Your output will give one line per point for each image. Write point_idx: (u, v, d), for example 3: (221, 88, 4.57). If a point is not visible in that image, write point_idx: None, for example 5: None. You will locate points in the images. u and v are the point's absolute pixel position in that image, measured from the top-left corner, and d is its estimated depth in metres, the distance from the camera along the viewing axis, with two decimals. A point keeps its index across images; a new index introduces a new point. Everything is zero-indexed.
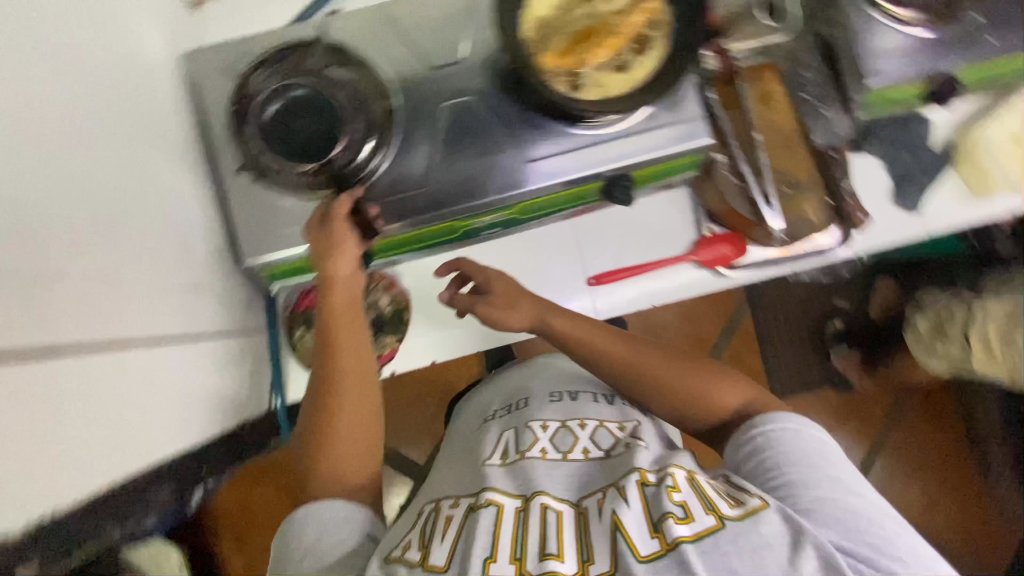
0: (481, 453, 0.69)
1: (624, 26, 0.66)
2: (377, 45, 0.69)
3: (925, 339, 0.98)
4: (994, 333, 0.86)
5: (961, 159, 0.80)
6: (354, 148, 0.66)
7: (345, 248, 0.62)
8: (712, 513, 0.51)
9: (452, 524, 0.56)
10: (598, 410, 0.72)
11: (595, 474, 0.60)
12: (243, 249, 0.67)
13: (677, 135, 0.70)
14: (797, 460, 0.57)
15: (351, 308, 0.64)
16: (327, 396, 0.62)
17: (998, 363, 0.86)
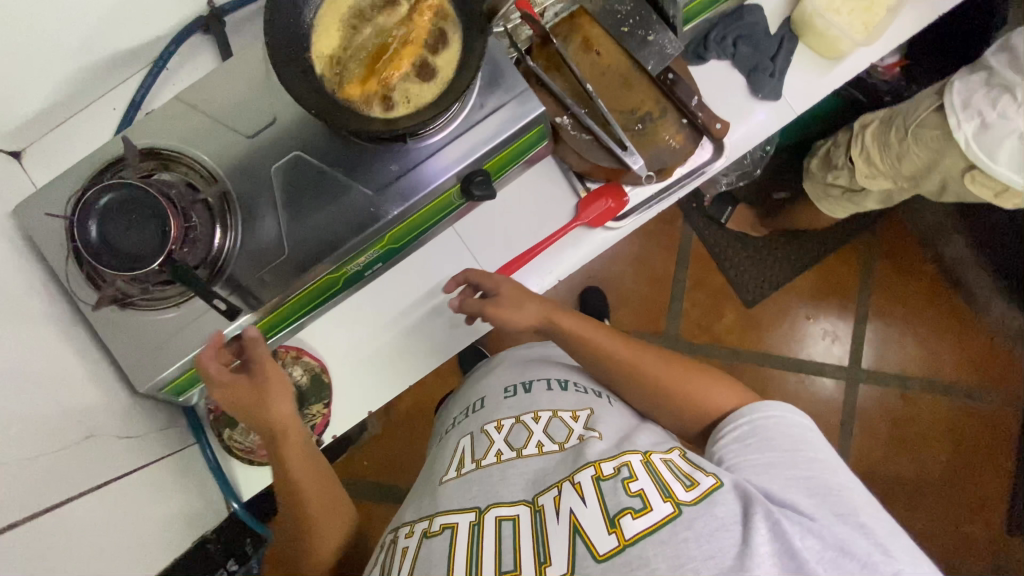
0: (440, 466, 0.72)
1: (413, 30, 0.63)
2: (191, 135, 0.68)
3: (820, 179, 1.09)
4: (872, 141, 0.94)
5: (802, 31, 0.78)
6: (200, 240, 0.66)
7: (279, 386, 0.68)
8: (668, 501, 0.56)
9: (408, 554, 0.62)
10: (552, 398, 0.76)
11: (549, 470, 0.64)
12: (134, 377, 0.67)
13: (509, 115, 0.69)
14: (778, 446, 0.63)
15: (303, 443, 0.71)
16: (305, 521, 0.70)
17: (881, 166, 0.94)
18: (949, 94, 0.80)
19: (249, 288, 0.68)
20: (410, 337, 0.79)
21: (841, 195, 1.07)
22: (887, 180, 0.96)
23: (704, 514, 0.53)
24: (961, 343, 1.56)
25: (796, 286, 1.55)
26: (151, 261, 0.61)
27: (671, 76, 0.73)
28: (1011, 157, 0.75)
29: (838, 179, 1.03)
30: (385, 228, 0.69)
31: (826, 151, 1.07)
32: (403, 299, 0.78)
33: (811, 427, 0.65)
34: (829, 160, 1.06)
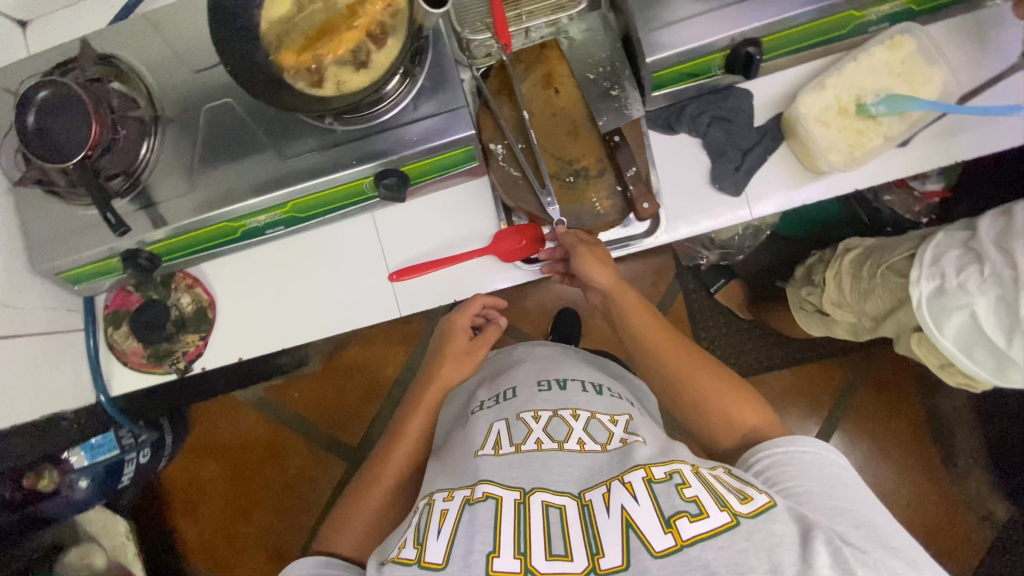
0: (470, 442, 0.67)
1: (361, 17, 0.64)
2: (148, 58, 0.71)
3: (798, 289, 1.02)
4: (846, 270, 0.88)
5: (787, 133, 0.72)
6: (122, 153, 0.69)
7: (459, 353, 0.77)
8: (725, 511, 0.51)
9: (448, 519, 0.56)
10: (589, 400, 0.70)
11: (596, 468, 0.60)
12: (34, 257, 0.72)
13: (437, 126, 0.68)
14: (815, 477, 0.57)
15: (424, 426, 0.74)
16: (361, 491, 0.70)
17: (848, 298, 0.88)
18: (923, 246, 0.75)
19: (158, 209, 0.70)
20: (299, 302, 0.81)
21: (813, 314, 1.00)
22: (852, 315, 0.89)
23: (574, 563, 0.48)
24: (925, 501, 1.35)
25: (767, 380, 1.39)
26: (66, 160, 0.64)
27: (616, 139, 0.70)
28: (956, 332, 0.71)
29: (811, 296, 0.96)
30: (290, 197, 0.70)
31: (811, 263, 1.00)
32: (305, 265, 0.80)
33: (846, 467, 0.59)
34: (809, 275, 0.99)
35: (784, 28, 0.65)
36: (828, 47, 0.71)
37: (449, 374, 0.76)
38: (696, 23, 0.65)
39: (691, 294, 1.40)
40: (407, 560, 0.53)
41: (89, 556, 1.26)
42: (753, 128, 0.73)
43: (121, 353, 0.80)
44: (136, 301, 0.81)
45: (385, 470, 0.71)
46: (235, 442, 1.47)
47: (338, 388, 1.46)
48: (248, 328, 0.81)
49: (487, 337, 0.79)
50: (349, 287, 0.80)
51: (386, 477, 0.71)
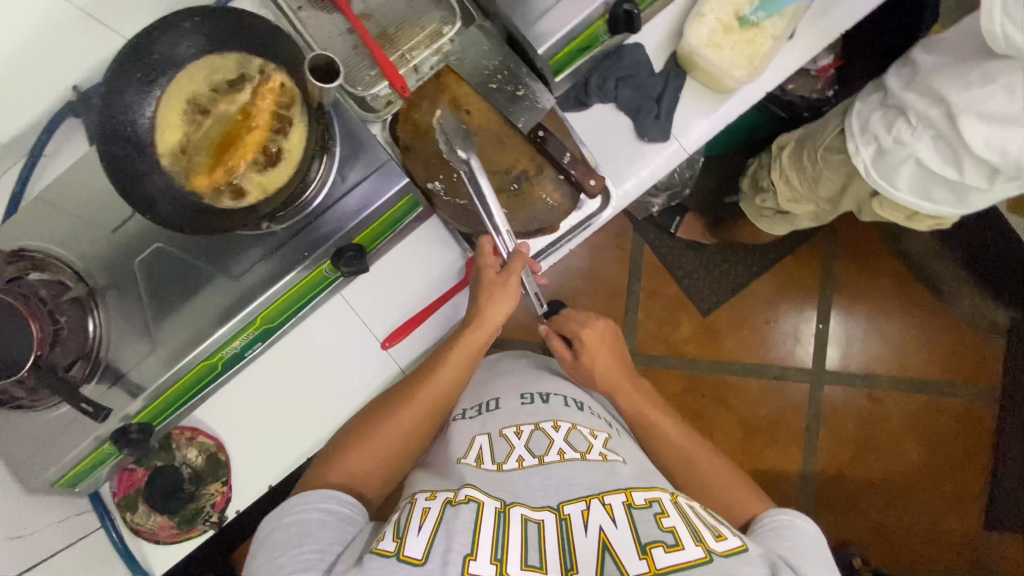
0: (452, 453, 0.68)
1: (255, 114, 0.62)
2: (60, 234, 0.68)
3: (750, 199, 1.07)
4: (789, 165, 0.93)
5: (688, 67, 0.75)
6: (70, 339, 0.66)
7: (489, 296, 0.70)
8: (700, 546, 0.52)
9: (430, 515, 0.56)
10: (571, 413, 0.70)
11: (577, 479, 0.60)
12: (21, 476, 0.68)
13: (368, 191, 0.68)
14: (810, 550, 0.59)
15: (469, 350, 0.71)
16: (397, 403, 0.70)
17: (800, 189, 0.92)
18: (850, 118, 0.81)
19: (130, 378, 0.68)
20: (305, 406, 0.78)
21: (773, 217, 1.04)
22: (810, 205, 0.94)
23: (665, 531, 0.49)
24: (933, 359, 1.42)
25: (754, 289, 1.44)
26: (19, 369, 0.60)
27: (541, 133, 0.71)
28: (910, 181, 0.76)
29: (766, 202, 1.00)
30: (256, 311, 0.69)
31: (753, 173, 1.06)
32: (296, 367, 0.78)
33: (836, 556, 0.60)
34: (756, 183, 1.04)
35: None
36: None
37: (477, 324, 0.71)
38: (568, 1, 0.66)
39: (657, 240, 1.43)
40: (387, 552, 0.52)
41: None
42: (655, 74, 0.76)
43: (149, 533, 0.76)
44: (143, 474, 0.77)
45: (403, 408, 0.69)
46: None
47: None
48: (263, 453, 0.78)
49: (514, 269, 0.70)
50: (347, 370, 0.79)
51: (406, 416, 0.69)
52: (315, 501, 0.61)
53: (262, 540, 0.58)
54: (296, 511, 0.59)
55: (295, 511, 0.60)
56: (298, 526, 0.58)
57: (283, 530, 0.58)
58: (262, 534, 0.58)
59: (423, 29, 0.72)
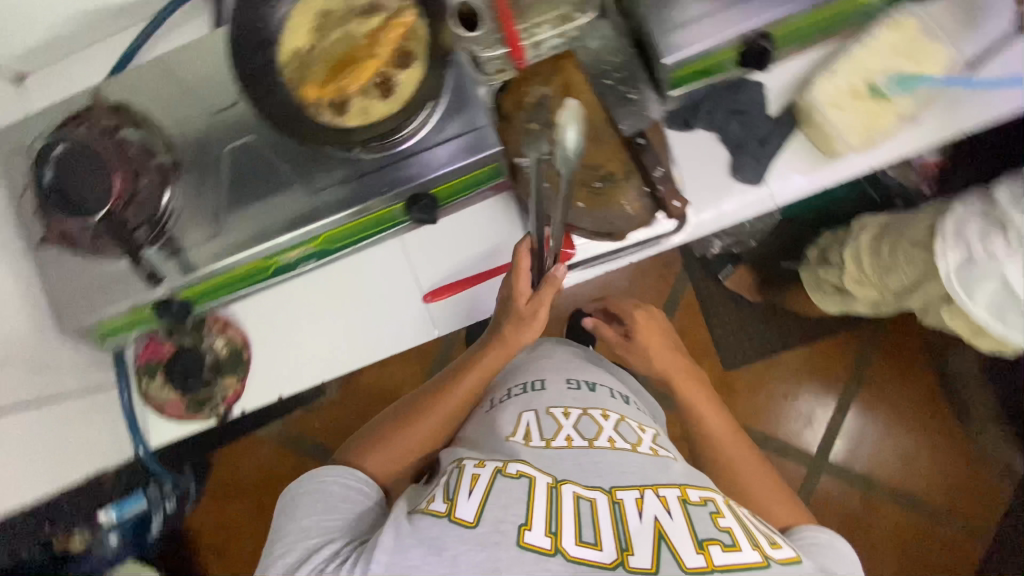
0: (500, 429, 0.69)
1: (381, 45, 0.64)
2: (165, 104, 0.71)
3: (812, 268, 1.05)
4: (865, 247, 0.91)
5: (802, 120, 0.74)
6: (145, 202, 0.68)
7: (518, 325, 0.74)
8: (758, 550, 0.54)
9: (480, 482, 0.58)
10: (617, 405, 0.73)
11: (627, 467, 0.61)
12: (63, 315, 0.70)
13: (463, 147, 0.69)
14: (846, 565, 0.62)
15: (485, 370, 0.77)
16: (415, 412, 0.75)
17: (869, 273, 0.90)
18: (945, 219, 0.78)
19: (188, 255, 0.70)
20: (334, 333, 0.80)
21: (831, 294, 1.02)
22: (873, 291, 0.92)
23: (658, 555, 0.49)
24: (937, 480, 1.38)
25: (783, 359, 1.42)
26: (93, 215, 0.64)
27: (641, 142, 0.71)
28: (989, 297, 0.74)
29: (829, 275, 0.99)
30: (323, 229, 0.70)
31: (823, 245, 1.03)
32: (337, 294, 0.80)
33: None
34: (824, 255, 1.02)
35: (791, 20, 0.67)
36: (824, 38, 0.73)
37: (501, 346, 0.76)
38: (709, 21, 0.66)
39: (702, 282, 1.42)
40: (440, 513, 0.55)
41: None
42: (767, 117, 0.75)
43: (158, 406, 0.78)
44: (168, 350, 0.79)
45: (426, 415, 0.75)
46: (257, 478, 1.44)
47: (361, 411, 1.44)
48: (283, 365, 0.80)
49: (544, 299, 0.71)
50: (383, 313, 0.80)
51: (427, 421, 0.74)
52: (337, 475, 0.66)
53: (286, 507, 0.63)
54: (318, 483, 0.65)
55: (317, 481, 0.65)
56: (320, 495, 0.64)
57: (305, 499, 0.64)
58: (285, 503, 0.64)
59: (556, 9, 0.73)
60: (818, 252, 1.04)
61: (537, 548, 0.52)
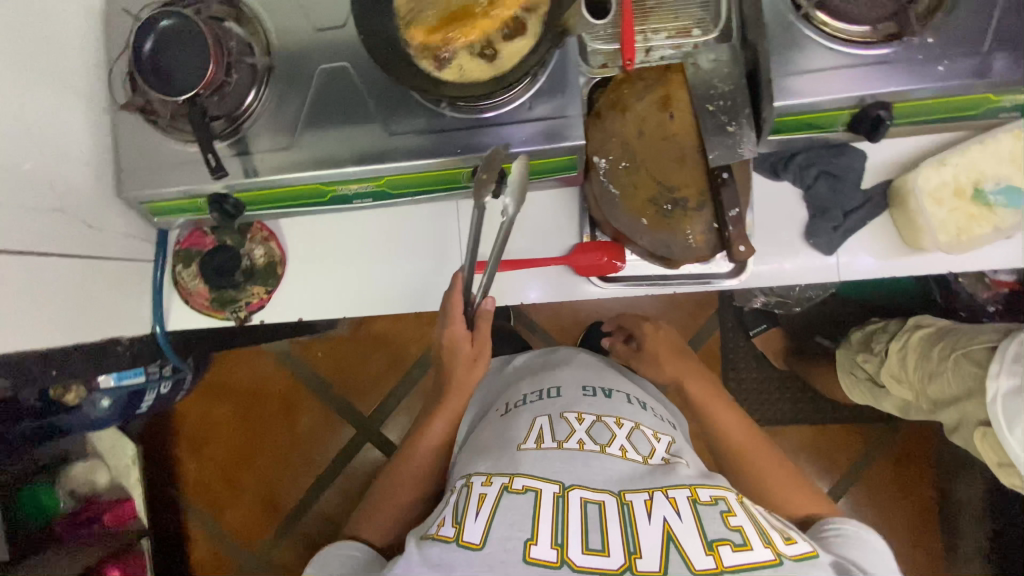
0: (513, 436, 0.69)
1: (498, 7, 0.62)
2: (274, 7, 0.71)
3: (853, 350, 1.00)
4: (914, 346, 0.87)
5: (893, 202, 0.71)
6: (230, 97, 0.69)
7: (462, 359, 0.75)
8: (768, 548, 0.55)
9: (487, 502, 0.59)
10: (634, 412, 0.72)
11: (635, 476, 0.62)
12: (125, 183, 0.72)
13: (547, 131, 0.67)
14: (878, 557, 0.62)
15: (448, 411, 0.77)
16: (394, 473, 0.77)
17: (910, 374, 0.87)
18: (1008, 341, 0.75)
19: (252, 159, 0.70)
20: (368, 275, 0.81)
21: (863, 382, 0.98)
22: (909, 393, 0.88)
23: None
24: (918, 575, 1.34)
25: (787, 433, 1.38)
26: (178, 95, 0.64)
27: (725, 175, 0.68)
28: None
29: (866, 363, 0.95)
30: (387, 172, 0.70)
31: (873, 329, 0.99)
32: (382, 239, 0.80)
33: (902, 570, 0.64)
34: (869, 340, 0.98)
35: (917, 97, 0.63)
36: (947, 125, 0.68)
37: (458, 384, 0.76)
38: (832, 75, 0.63)
39: (731, 332, 1.38)
40: (447, 538, 0.57)
41: (96, 475, 1.30)
42: (859, 190, 0.72)
43: (186, 293, 0.81)
44: (209, 242, 0.82)
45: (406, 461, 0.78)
46: (249, 388, 1.48)
47: (363, 355, 1.46)
48: (311, 291, 0.81)
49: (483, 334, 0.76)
50: (420, 270, 0.80)
51: (408, 467, 0.77)
52: (343, 543, 0.70)
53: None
54: (327, 556, 0.70)
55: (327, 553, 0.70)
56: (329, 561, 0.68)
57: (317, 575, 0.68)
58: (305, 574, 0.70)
59: (677, 20, 0.73)
60: (869, 333, 0.99)
61: (545, 563, 0.53)
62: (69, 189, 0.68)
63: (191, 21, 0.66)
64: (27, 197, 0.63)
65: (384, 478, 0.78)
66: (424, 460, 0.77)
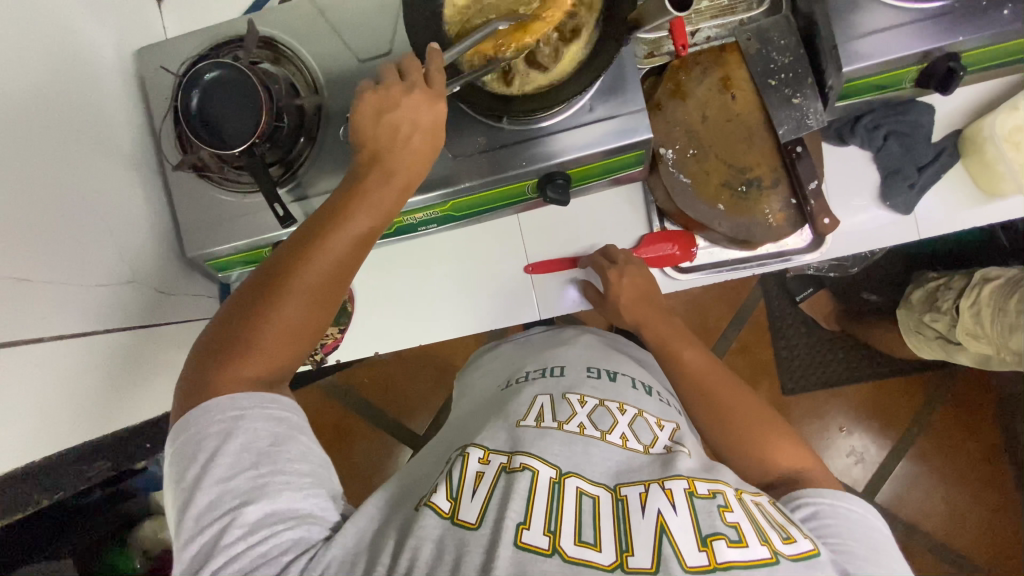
0: (513, 411, 0.67)
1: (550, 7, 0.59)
2: (313, 43, 0.69)
3: (915, 311, 1.00)
4: (988, 299, 0.86)
5: (967, 152, 0.70)
6: (283, 141, 0.67)
7: (424, 138, 0.56)
8: (767, 546, 0.50)
9: (484, 483, 0.56)
10: (639, 398, 0.71)
11: (635, 466, 0.59)
12: (185, 242, 0.71)
13: (613, 130, 0.65)
14: (859, 539, 0.55)
15: (342, 210, 0.54)
16: (279, 281, 0.52)
17: (988, 330, 0.85)
18: None
19: (312, 202, 0.69)
20: (437, 299, 0.81)
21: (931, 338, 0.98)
22: (988, 347, 0.87)
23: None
24: (994, 512, 1.32)
25: (846, 393, 1.37)
26: (233, 147, 0.63)
27: (799, 149, 0.67)
28: None
29: (935, 323, 0.95)
30: (455, 195, 0.69)
31: (933, 287, 0.98)
32: (449, 262, 0.80)
33: (887, 531, 0.57)
34: (932, 298, 0.97)
35: (983, 45, 0.62)
36: (1014, 67, 0.67)
37: (408, 171, 0.56)
38: (895, 34, 0.61)
39: (778, 299, 1.38)
40: (442, 512, 0.53)
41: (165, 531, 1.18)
42: (930, 144, 0.71)
43: None
44: None
45: (314, 260, 0.53)
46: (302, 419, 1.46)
47: (413, 373, 1.45)
48: (383, 322, 0.81)
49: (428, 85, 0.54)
50: (486, 288, 0.80)
51: (317, 269, 0.53)
52: (256, 405, 0.50)
53: (207, 466, 0.48)
54: (230, 419, 0.50)
55: (219, 416, 0.50)
56: (247, 451, 0.49)
57: (237, 442, 0.49)
58: (187, 440, 0.49)
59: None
60: (929, 289, 0.99)
61: (535, 549, 0.49)
62: (137, 256, 0.66)
63: (235, 68, 0.64)
64: (100, 272, 0.61)
65: (262, 303, 0.52)
66: (323, 293, 0.54)
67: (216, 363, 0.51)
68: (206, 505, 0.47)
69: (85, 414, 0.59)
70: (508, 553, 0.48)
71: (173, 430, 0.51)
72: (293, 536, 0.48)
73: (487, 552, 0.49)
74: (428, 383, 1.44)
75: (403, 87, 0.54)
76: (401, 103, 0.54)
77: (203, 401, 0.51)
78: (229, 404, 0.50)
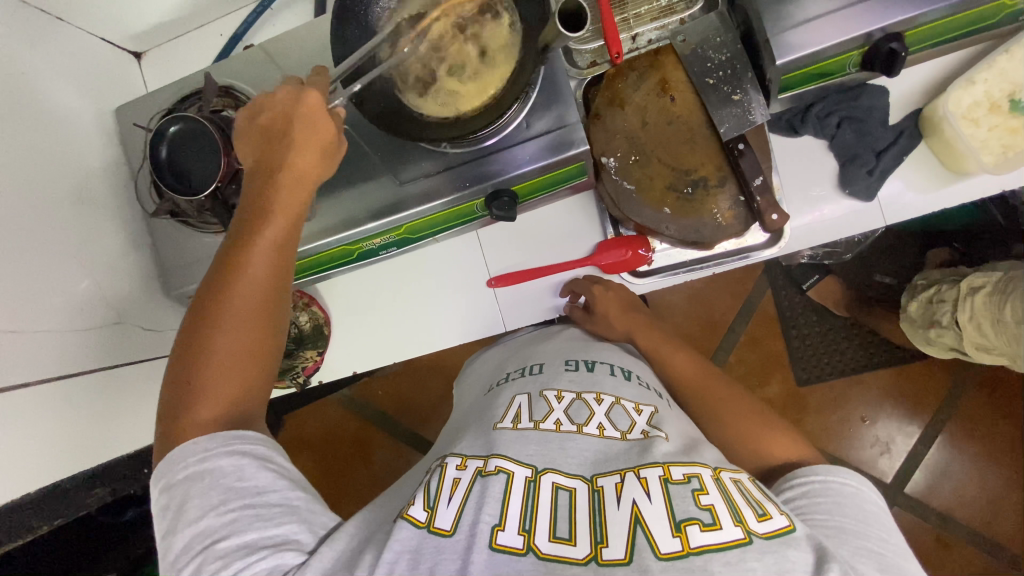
0: (491, 415, 0.66)
1: (473, 24, 0.61)
2: (267, 86, 0.74)
3: (918, 322, 0.97)
4: (982, 308, 0.85)
5: (927, 131, 0.67)
6: None
7: (306, 134, 0.57)
8: (740, 526, 0.49)
9: (460, 487, 0.55)
10: (617, 385, 0.68)
11: (612, 454, 0.58)
12: (170, 281, 0.76)
13: (549, 145, 0.66)
14: (849, 514, 0.56)
15: (251, 230, 0.57)
16: (209, 317, 0.55)
17: (995, 340, 0.85)
18: None
19: None
20: (408, 317, 0.84)
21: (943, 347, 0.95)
22: (1002, 356, 0.86)
23: (755, 560, 0.47)
24: None
25: (864, 381, 1.31)
26: (201, 192, 0.68)
27: (741, 146, 0.66)
28: None
29: (942, 337, 0.93)
30: (405, 220, 0.71)
31: (928, 296, 0.96)
32: (417, 280, 0.83)
33: (885, 511, 0.58)
34: (930, 312, 0.95)
35: (928, 20, 0.59)
36: (970, 39, 0.64)
37: (297, 166, 0.57)
38: (831, 19, 0.59)
39: (783, 289, 1.33)
40: (417, 522, 0.52)
41: None
42: (887, 126, 0.69)
43: None
44: None
45: (233, 283, 0.55)
46: (321, 435, 1.53)
47: (422, 385, 1.49)
48: (360, 343, 0.85)
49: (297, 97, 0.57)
50: (454, 303, 0.83)
51: (239, 293, 0.56)
52: (216, 445, 0.52)
53: (183, 510, 0.51)
54: (195, 463, 0.52)
55: (183, 462, 0.52)
56: (216, 488, 0.51)
57: (205, 483, 0.51)
58: (164, 491, 0.53)
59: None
60: (923, 299, 0.97)
61: (509, 550, 0.49)
62: (124, 298, 0.72)
63: (193, 119, 0.69)
64: (87, 316, 0.67)
65: (199, 341, 0.55)
66: (254, 313, 0.56)
67: (175, 417, 0.54)
68: (183, 545, 0.50)
69: (78, 446, 0.65)
70: (483, 555, 0.48)
71: (154, 489, 0.54)
72: (266, 565, 0.48)
73: (463, 558, 0.49)
74: (437, 394, 1.48)
75: (271, 99, 0.58)
76: (273, 113, 0.58)
77: (171, 454, 0.54)
78: (189, 452, 0.53)
